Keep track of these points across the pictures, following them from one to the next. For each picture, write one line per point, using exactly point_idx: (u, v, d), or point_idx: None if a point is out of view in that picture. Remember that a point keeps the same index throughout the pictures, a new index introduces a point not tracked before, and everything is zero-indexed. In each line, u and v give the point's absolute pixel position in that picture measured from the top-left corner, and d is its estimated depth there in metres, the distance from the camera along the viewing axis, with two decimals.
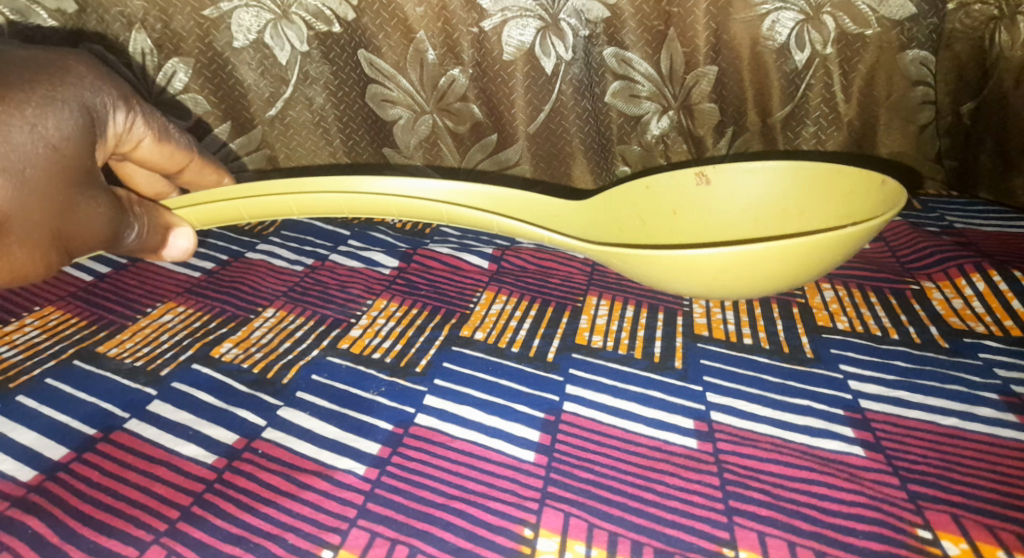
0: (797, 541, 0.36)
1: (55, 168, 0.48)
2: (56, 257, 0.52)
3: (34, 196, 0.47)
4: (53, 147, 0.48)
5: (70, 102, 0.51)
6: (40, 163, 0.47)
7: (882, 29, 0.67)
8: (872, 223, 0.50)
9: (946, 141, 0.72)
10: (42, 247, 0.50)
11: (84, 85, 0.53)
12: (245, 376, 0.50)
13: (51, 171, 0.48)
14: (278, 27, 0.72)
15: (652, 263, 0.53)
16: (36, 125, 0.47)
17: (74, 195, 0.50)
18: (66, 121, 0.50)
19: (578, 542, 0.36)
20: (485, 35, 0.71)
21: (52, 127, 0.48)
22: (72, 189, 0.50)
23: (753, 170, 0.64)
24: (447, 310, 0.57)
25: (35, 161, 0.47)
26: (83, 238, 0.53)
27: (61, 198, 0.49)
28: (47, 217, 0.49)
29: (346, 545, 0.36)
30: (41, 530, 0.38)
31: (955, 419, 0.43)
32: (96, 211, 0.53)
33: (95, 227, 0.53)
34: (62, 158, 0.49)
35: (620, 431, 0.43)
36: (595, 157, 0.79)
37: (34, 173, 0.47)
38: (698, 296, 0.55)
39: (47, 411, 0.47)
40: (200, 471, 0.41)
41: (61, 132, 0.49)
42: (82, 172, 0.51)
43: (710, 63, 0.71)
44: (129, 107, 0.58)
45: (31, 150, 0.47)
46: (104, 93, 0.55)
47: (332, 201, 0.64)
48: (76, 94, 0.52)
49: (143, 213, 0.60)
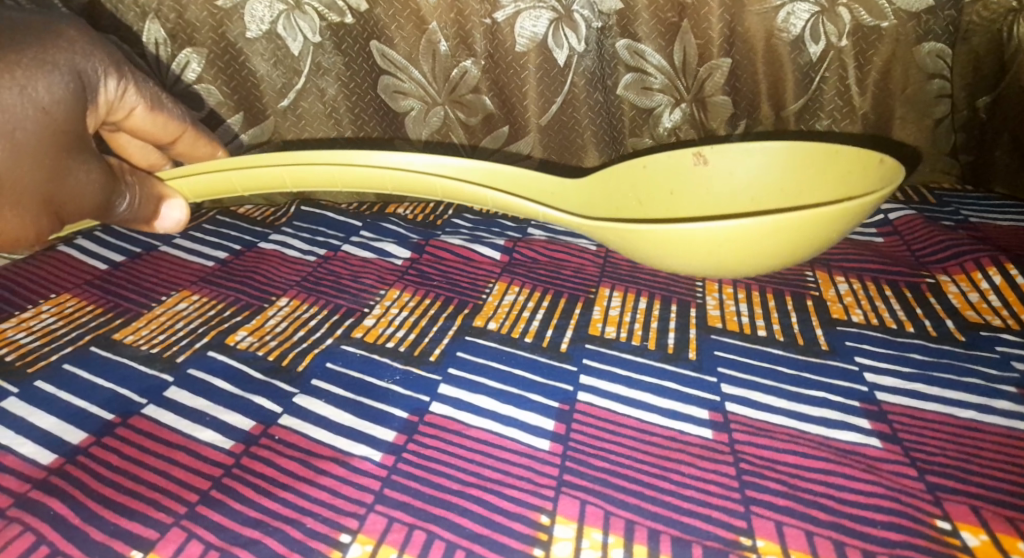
0: (815, 531, 0.36)
1: (44, 131, 0.47)
2: (47, 223, 0.51)
3: (25, 159, 0.46)
4: (42, 111, 0.47)
5: (60, 65, 0.49)
6: (30, 127, 0.46)
7: (898, 21, 0.65)
8: (864, 200, 0.50)
9: (962, 137, 0.70)
10: (32, 211, 0.49)
11: (76, 50, 0.52)
12: (260, 363, 0.50)
13: (40, 135, 0.47)
14: (291, 18, 0.71)
15: (638, 238, 0.54)
16: (26, 87, 0.46)
17: (64, 160, 0.50)
18: (58, 85, 0.49)
19: (595, 529, 0.36)
20: (498, 26, 0.70)
21: (43, 91, 0.47)
22: (63, 154, 0.50)
23: (750, 150, 0.63)
24: (460, 301, 0.57)
25: (26, 124, 0.46)
26: (73, 204, 0.53)
27: (52, 163, 0.49)
28: (37, 181, 0.48)
29: (364, 529, 0.37)
30: (62, 511, 0.39)
31: (973, 411, 0.43)
32: (85, 177, 0.52)
33: (84, 193, 0.53)
34: (51, 123, 0.48)
35: (636, 422, 0.43)
36: (607, 149, 0.77)
37: (25, 137, 0.46)
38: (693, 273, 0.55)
39: (65, 396, 0.47)
40: (217, 456, 0.42)
41: (52, 96, 0.48)
42: (73, 136, 0.50)
43: (724, 55, 0.69)
44: (122, 74, 0.56)
45: (21, 112, 0.45)
46: (95, 58, 0.53)
47: (327, 174, 0.62)
48: (68, 58, 0.51)
49: (134, 182, 0.59)
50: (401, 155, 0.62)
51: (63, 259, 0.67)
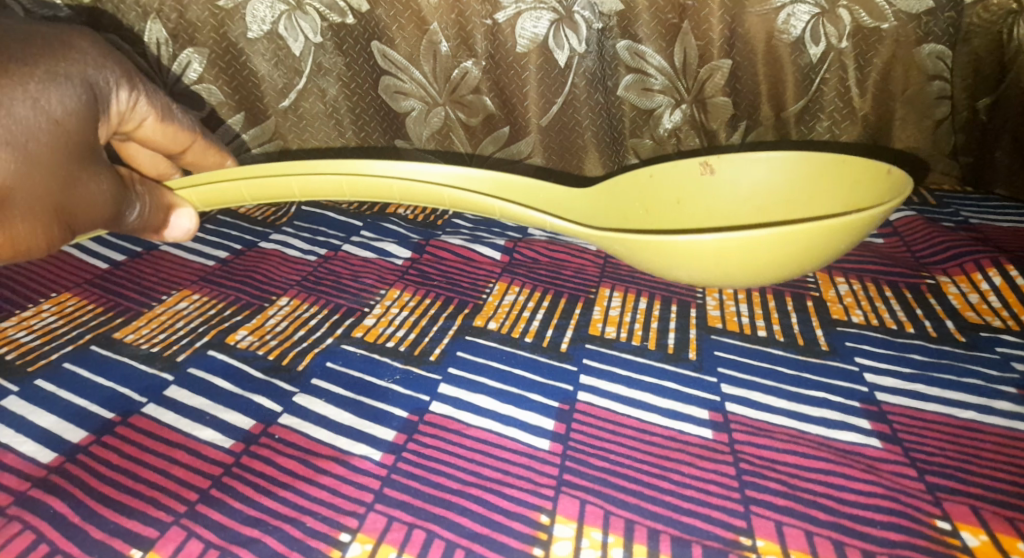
0: (815, 530, 0.36)
1: (57, 142, 0.47)
2: (59, 233, 0.50)
3: (38, 169, 0.46)
4: (55, 122, 0.47)
5: (73, 77, 0.50)
6: (43, 138, 0.46)
7: (899, 23, 0.65)
8: (874, 211, 0.50)
9: (961, 138, 0.70)
10: (45, 221, 0.48)
11: (87, 62, 0.52)
12: (261, 362, 0.50)
13: (53, 145, 0.47)
14: (292, 18, 0.71)
15: (647, 249, 0.54)
16: (39, 99, 0.46)
17: (77, 171, 0.49)
18: (69, 97, 0.49)
19: (595, 529, 0.36)
20: (499, 27, 0.70)
21: (55, 103, 0.47)
22: (76, 164, 0.49)
23: (757, 159, 0.63)
24: (460, 301, 0.57)
25: (38, 135, 0.46)
26: (86, 215, 0.52)
27: (65, 172, 0.48)
28: (50, 191, 0.47)
29: (363, 528, 0.37)
30: (62, 510, 0.39)
31: (973, 411, 0.43)
32: (98, 187, 0.52)
33: (97, 202, 0.52)
34: (64, 134, 0.48)
35: (636, 421, 0.43)
36: (608, 150, 0.76)
37: (38, 147, 0.45)
38: (699, 283, 0.55)
39: (66, 395, 0.47)
40: (217, 454, 0.42)
41: (64, 107, 0.48)
42: (85, 148, 0.50)
43: (725, 56, 0.70)
44: (133, 85, 0.56)
45: (34, 123, 0.45)
46: (107, 70, 0.53)
47: (335, 183, 0.62)
48: (79, 70, 0.51)
49: (144, 191, 0.59)
50: (410, 165, 0.62)
51: (65, 259, 0.67)
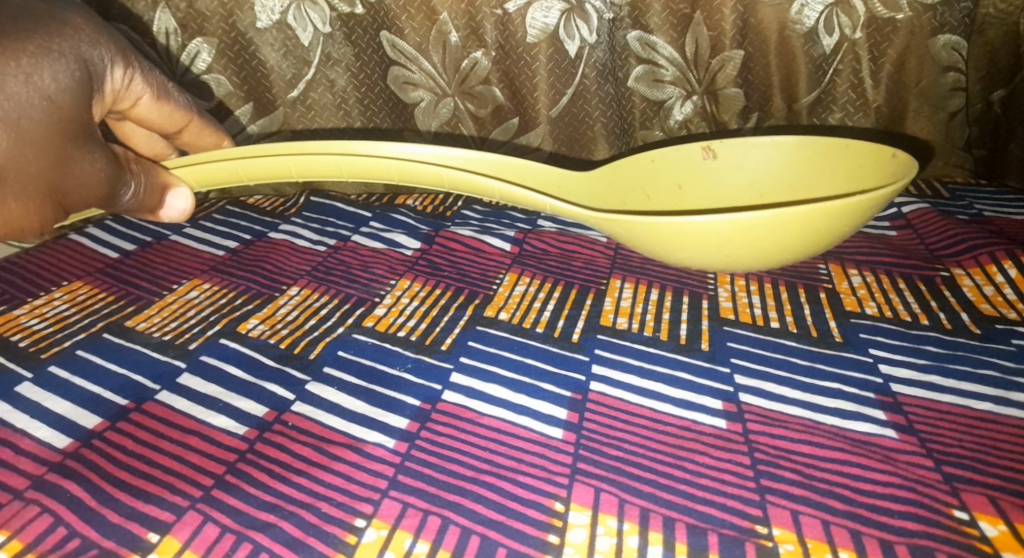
0: (832, 520, 0.35)
1: (50, 120, 0.47)
2: (53, 211, 0.51)
3: (29, 147, 0.46)
4: (48, 99, 0.46)
5: (66, 53, 0.49)
6: (35, 115, 0.45)
7: (913, 13, 0.64)
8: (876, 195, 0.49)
9: (976, 130, 0.69)
10: (38, 201, 0.49)
11: (82, 38, 0.51)
12: (272, 350, 0.50)
13: (46, 123, 0.46)
14: (302, 8, 0.71)
15: (652, 233, 0.53)
16: (31, 76, 0.45)
17: (69, 149, 0.49)
18: (64, 73, 0.48)
19: (610, 516, 0.36)
20: (509, 17, 0.69)
21: (48, 79, 0.47)
22: (69, 143, 0.49)
23: (759, 145, 0.63)
24: (470, 291, 0.57)
25: (30, 113, 0.45)
26: (79, 193, 0.52)
27: (58, 151, 0.48)
28: (43, 170, 0.48)
29: (379, 514, 0.37)
30: (79, 494, 0.39)
31: (990, 403, 0.42)
32: (91, 166, 0.51)
33: (90, 182, 0.52)
34: (58, 111, 0.47)
35: (649, 411, 0.43)
36: (617, 142, 0.77)
37: (30, 125, 0.45)
38: (696, 266, 0.55)
39: (78, 381, 0.48)
40: (231, 441, 0.42)
41: (58, 84, 0.47)
42: (79, 126, 0.50)
43: (736, 47, 0.69)
44: (128, 63, 0.55)
45: (26, 100, 0.45)
46: (102, 47, 0.52)
47: (331, 163, 0.62)
48: (73, 46, 0.50)
49: (140, 170, 0.59)
50: (403, 145, 0.61)
51: (75, 248, 0.67)
